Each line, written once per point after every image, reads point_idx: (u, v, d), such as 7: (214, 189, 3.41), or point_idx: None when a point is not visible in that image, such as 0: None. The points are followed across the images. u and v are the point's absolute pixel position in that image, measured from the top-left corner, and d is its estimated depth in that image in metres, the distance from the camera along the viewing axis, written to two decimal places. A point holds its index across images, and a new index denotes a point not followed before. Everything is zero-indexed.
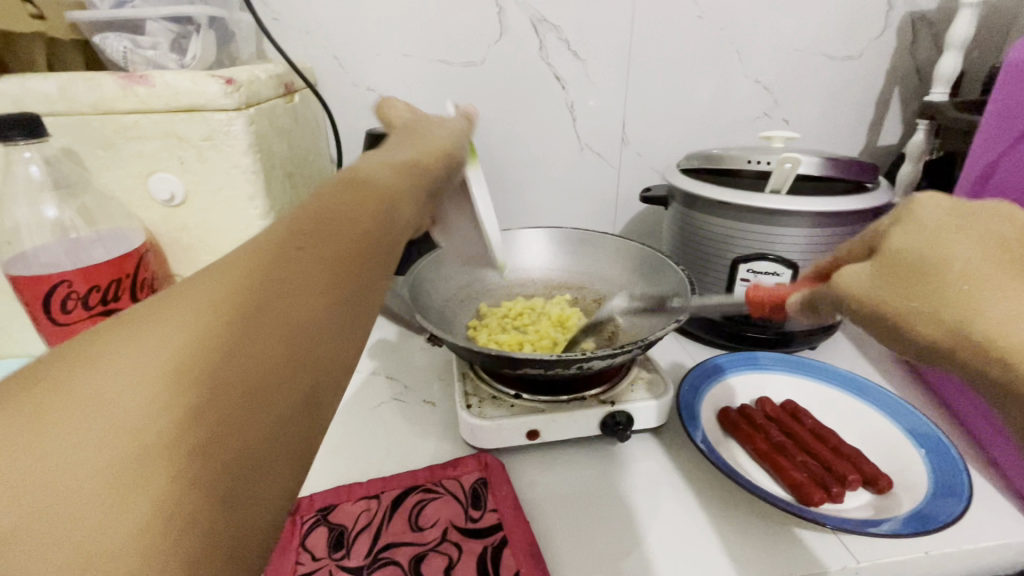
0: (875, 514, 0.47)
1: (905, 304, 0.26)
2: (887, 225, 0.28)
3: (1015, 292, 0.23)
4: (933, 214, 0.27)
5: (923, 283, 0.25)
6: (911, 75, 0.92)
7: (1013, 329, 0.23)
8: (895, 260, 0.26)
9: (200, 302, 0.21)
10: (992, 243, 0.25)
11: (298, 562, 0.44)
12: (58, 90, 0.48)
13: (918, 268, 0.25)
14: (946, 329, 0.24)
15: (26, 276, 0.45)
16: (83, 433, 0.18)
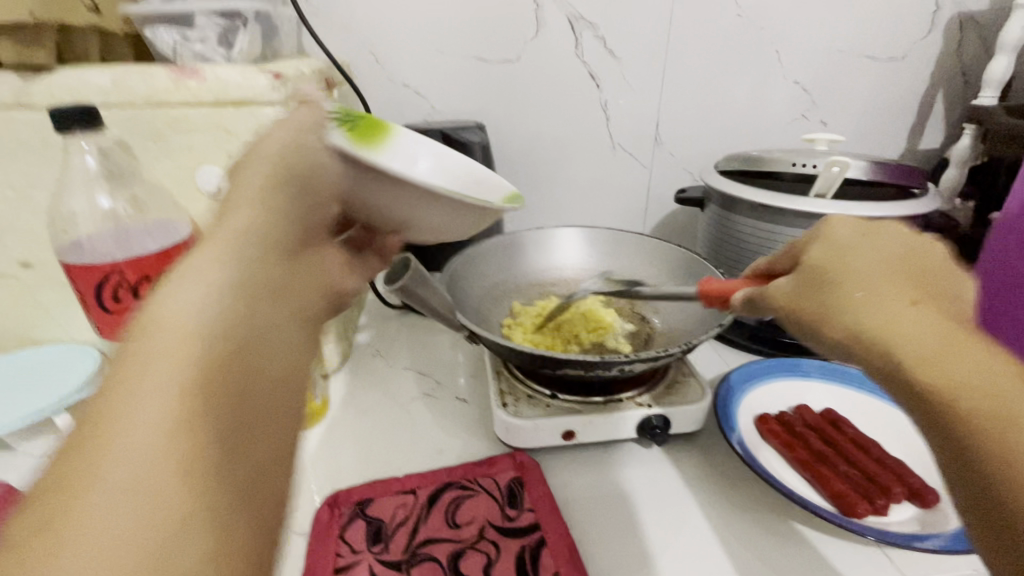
0: (920, 528, 0.46)
1: (811, 301, 0.33)
2: (811, 244, 0.35)
3: (900, 293, 0.29)
4: (842, 232, 0.34)
5: (821, 285, 0.32)
6: (957, 77, 0.89)
7: (891, 319, 0.29)
8: (812, 271, 0.33)
9: (175, 383, 0.23)
10: (888, 257, 0.32)
11: (337, 554, 0.45)
12: (113, 82, 0.49)
13: (821, 275, 0.33)
14: (843, 326, 0.30)
15: (80, 265, 0.46)
16: (124, 536, 0.19)
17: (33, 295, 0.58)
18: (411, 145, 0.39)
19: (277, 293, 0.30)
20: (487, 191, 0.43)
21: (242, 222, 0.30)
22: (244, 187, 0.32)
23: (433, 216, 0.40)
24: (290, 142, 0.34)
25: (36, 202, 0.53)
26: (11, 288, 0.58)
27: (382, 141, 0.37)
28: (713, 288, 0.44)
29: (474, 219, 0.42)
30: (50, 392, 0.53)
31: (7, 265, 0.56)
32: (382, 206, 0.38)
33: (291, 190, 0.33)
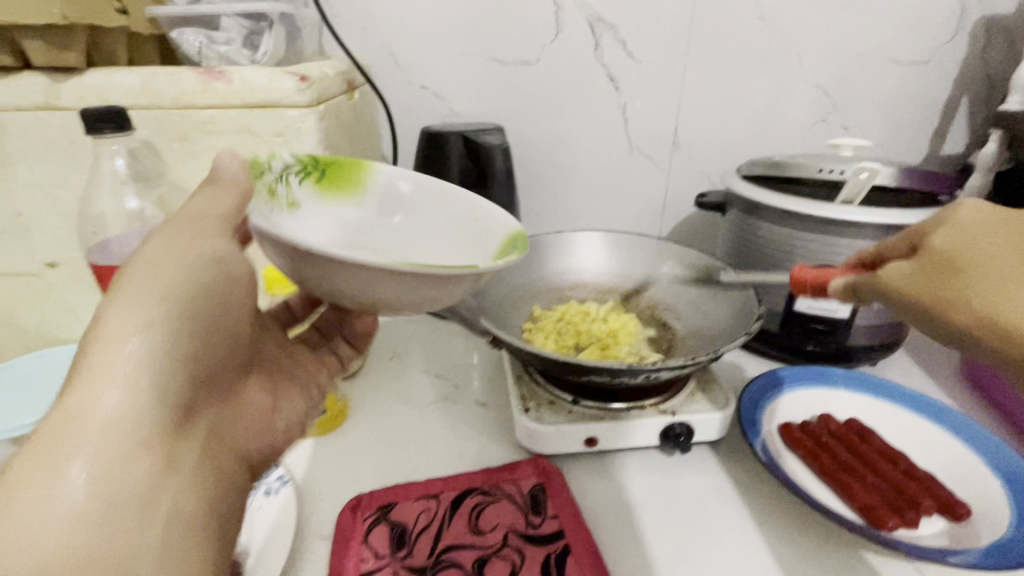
0: (951, 543, 0.45)
1: (925, 287, 0.35)
2: (931, 231, 0.37)
3: (1020, 280, 0.31)
4: (961, 220, 0.35)
5: (939, 272, 0.34)
6: (981, 82, 0.87)
7: (1010, 303, 0.31)
8: (931, 258, 0.35)
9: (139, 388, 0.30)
10: (1010, 243, 0.33)
11: (361, 558, 0.44)
12: (141, 84, 0.49)
13: (938, 262, 0.34)
14: (970, 314, 0.32)
15: (107, 265, 0.46)
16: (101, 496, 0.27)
17: (58, 294, 0.58)
18: (395, 194, 0.46)
19: (196, 394, 0.33)
20: (462, 230, 0.43)
21: (154, 312, 0.31)
22: (142, 263, 0.32)
23: (400, 291, 0.33)
24: (183, 248, 0.33)
25: (63, 203, 0.53)
26: (35, 287, 0.58)
27: (361, 191, 0.45)
28: (808, 276, 0.47)
29: (446, 285, 0.33)
30: None
31: (33, 264, 0.56)
32: (337, 285, 0.33)
33: (215, 296, 0.34)
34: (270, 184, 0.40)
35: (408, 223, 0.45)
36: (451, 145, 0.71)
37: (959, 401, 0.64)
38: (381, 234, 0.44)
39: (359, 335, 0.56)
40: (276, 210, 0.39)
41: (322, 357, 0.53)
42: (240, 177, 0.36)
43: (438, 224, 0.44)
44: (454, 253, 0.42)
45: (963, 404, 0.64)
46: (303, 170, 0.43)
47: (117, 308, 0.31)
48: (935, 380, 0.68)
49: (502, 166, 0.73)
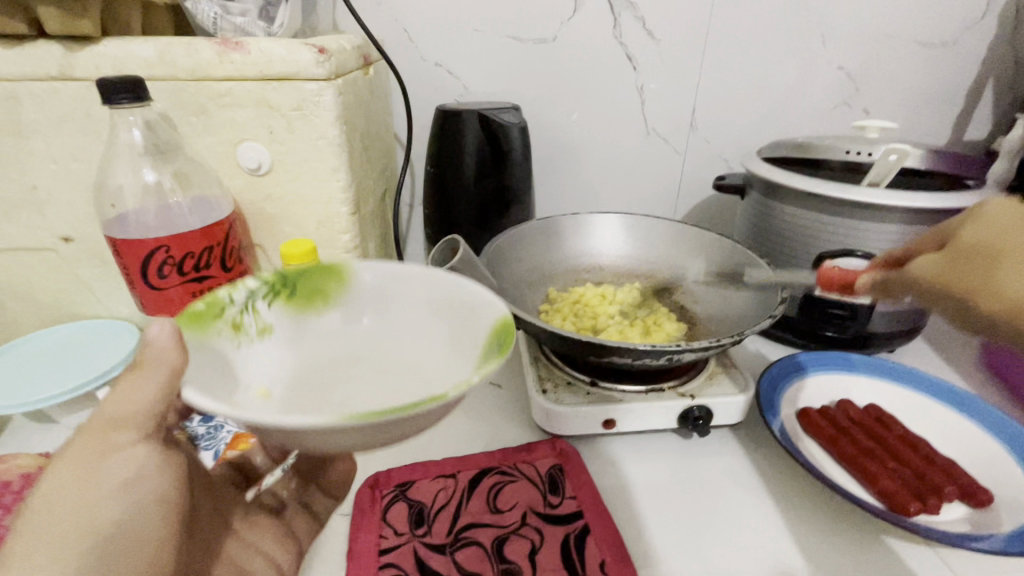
0: (973, 529, 0.45)
1: (971, 277, 0.31)
2: (962, 224, 0.34)
3: None
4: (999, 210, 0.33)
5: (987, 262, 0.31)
6: (1008, 65, 0.85)
7: None
8: (959, 248, 0.33)
9: None
10: None
11: (380, 535, 0.45)
12: (156, 54, 0.48)
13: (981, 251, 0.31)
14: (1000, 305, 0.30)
15: (125, 240, 0.46)
16: None
17: (73, 269, 0.58)
18: (368, 292, 0.39)
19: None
20: (449, 321, 0.36)
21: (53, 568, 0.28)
22: (44, 505, 0.30)
23: (362, 438, 0.27)
24: (85, 485, 0.31)
25: (79, 176, 0.53)
26: (51, 262, 0.57)
27: (332, 299, 0.39)
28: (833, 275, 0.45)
29: (424, 421, 0.28)
30: (93, 366, 0.53)
31: (48, 238, 0.56)
32: (309, 443, 0.27)
33: (125, 538, 0.31)
34: (234, 318, 0.35)
35: (384, 323, 0.39)
36: (467, 123, 0.70)
37: (978, 389, 0.64)
38: (360, 342, 0.38)
39: (338, 484, 0.48)
40: (243, 346, 0.35)
41: (291, 522, 0.45)
42: (173, 351, 0.30)
43: (418, 317, 0.38)
44: (444, 357, 0.35)
45: (982, 391, 0.63)
46: (270, 291, 0.37)
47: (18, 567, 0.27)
48: (954, 367, 0.68)
49: (519, 146, 0.72)
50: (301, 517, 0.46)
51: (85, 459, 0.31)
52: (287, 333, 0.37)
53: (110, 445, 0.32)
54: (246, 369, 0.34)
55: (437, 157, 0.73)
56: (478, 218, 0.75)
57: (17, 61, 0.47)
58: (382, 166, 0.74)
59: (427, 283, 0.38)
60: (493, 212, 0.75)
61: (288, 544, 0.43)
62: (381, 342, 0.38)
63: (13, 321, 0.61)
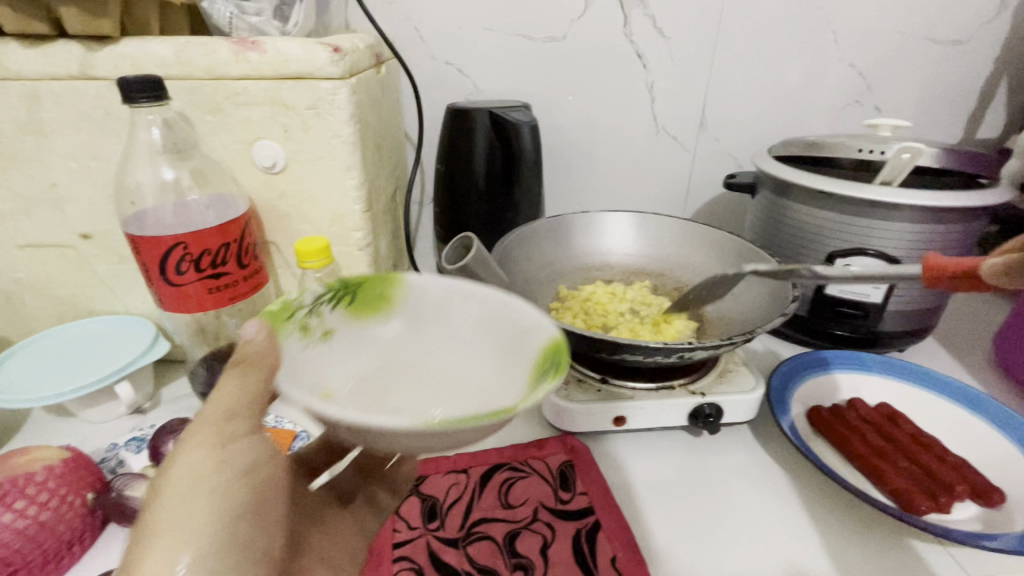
0: (984, 528, 0.45)
1: None
2: None
3: None
4: None
5: None
6: (1022, 63, 0.84)
7: None
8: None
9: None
10: None
11: (394, 529, 0.45)
12: (174, 54, 0.48)
13: None
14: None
15: (144, 237, 0.47)
16: None
17: (91, 265, 0.59)
18: (430, 303, 0.38)
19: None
20: (503, 342, 0.35)
21: (192, 548, 0.29)
22: (173, 489, 0.31)
23: (432, 442, 0.28)
24: (211, 471, 0.32)
25: (97, 174, 0.53)
26: (70, 259, 0.58)
27: (392, 307, 0.38)
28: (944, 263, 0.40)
29: (489, 430, 0.29)
30: (112, 362, 0.54)
31: (66, 235, 0.57)
32: (377, 442, 0.29)
33: (245, 517, 0.32)
34: (301, 321, 0.36)
35: (440, 335, 0.37)
36: (477, 121, 0.70)
37: (989, 388, 0.64)
38: (417, 351, 0.38)
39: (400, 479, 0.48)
40: (311, 349, 0.35)
41: (356, 513, 0.45)
42: (268, 347, 0.33)
43: (471, 333, 0.36)
44: (499, 374, 0.34)
45: (994, 390, 0.63)
46: (333, 296, 0.37)
47: (160, 546, 0.29)
48: (965, 366, 0.67)
49: (530, 144, 0.72)
50: (365, 508, 0.46)
51: (207, 447, 0.32)
52: (352, 338, 0.37)
53: (228, 434, 0.33)
54: (312, 373, 0.34)
55: (448, 156, 0.74)
56: (488, 216, 0.76)
57: (39, 62, 0.48)
58: (393, 164, 0.74)
59: (481, 303, 0.36)
60: (503, 210, 0.75)
61: (357, 535, 0.44)
62: (436, 353, 0.37)
63: (32, 317, 0.62)
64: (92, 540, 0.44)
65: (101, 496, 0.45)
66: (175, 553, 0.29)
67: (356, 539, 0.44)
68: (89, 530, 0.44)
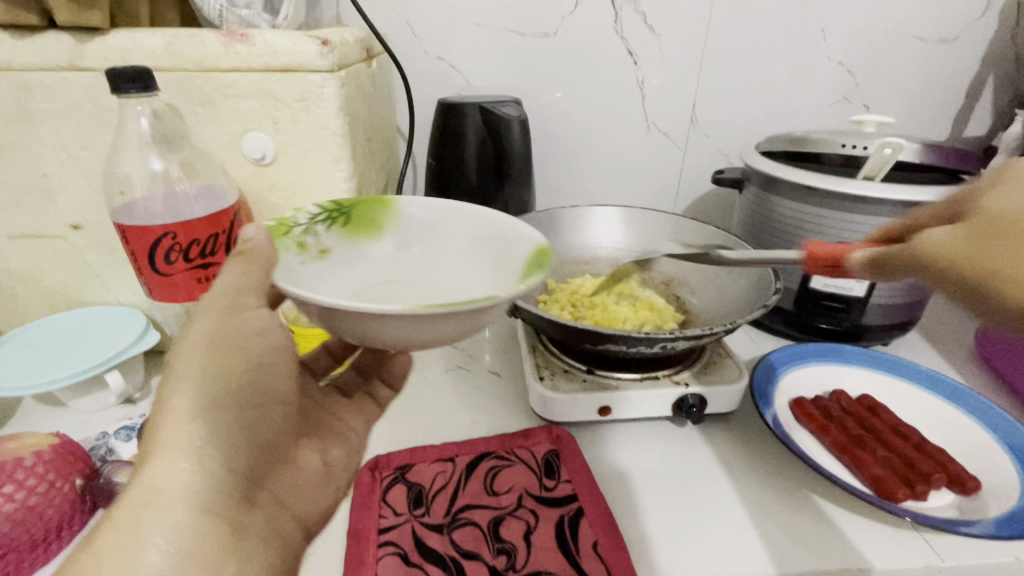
0: (960, 515, 0.46)
1: (996, 258, 0.26)
2: (987, 190, 0.29)
3: None
4: None
5: (1021, 241, 0.26)
6: (1009, 61, 0.85)
7: None
8: (980, 223, 0.28)
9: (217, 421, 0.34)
10: None
11: (380, 515, 0.46)
12: (164, 45, 0.49)
13: (1016, 228, 0.26)
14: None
15: (132, 228, 0.47)
16: (176, 528, 0.30)
17: (82, 256, 0.59)
18: (417, 224, 0.40)
19: (253, 463, 0.37)
20: (494, 252, 0.38)
21: (212, 394, 0.34)
22: (192, 345, 0.34)
23: (424, 330, 0.31)
24: (227, 335, 0.35)
25: (88, 165, 0.54)
26: (61, 250, 0.59)
27: (383, 229, 0.40)
28: (822, 252, 0.39)
29: (472, 320, 0.31)
30: (103, 350, 0.55)
31: (57, 226, 0.57)
32: (376, 335, 0.32)
33: (256, 376, 0.37)
34: (297, 238, 0.37)
35: (431, 252, 0.39)
36: (468, 116, 0.71)
37: (972, 381, 0.65)
38: (406, 268, 0.39)
39: (396, 376, 0.55)
40: (307, 262, 0.36)
41: (360, 404, 0.52)
42: (268, 247, 0.35)
43: (464, 248, 0.39)
44: (491, 278, 0.36)
45: (976, 383, 0.64)
46: (328, 217, 0.39)
47: (183, 389, 0.33)
48: (947, 359, 0.68)
49: (520, 138, 0.72)
50: (369, 402, 0.53)
51: (226, 311, 0.35)
52: (345, 256, 0.38)
53: (240, 306, 0.36)
54: (308, 280, 0.35)
55: (439, 150, 0.74)
56: None
57: (29, 52, 0.48)
58: (384, 158, 0.75)
59: (476, 218, 0.40)
60: (493, 204, 0.76)
61: (360, 420, 0.51)
62: (425, 269, 0.39)
63: (23, 308, 0.63)
64: (80, 526, 0.44)
65: (90, 481, 0.45)
66: (196, 397, 0.33)
67: (365, 425, 0.51)
68: (78, 515, 0.44)
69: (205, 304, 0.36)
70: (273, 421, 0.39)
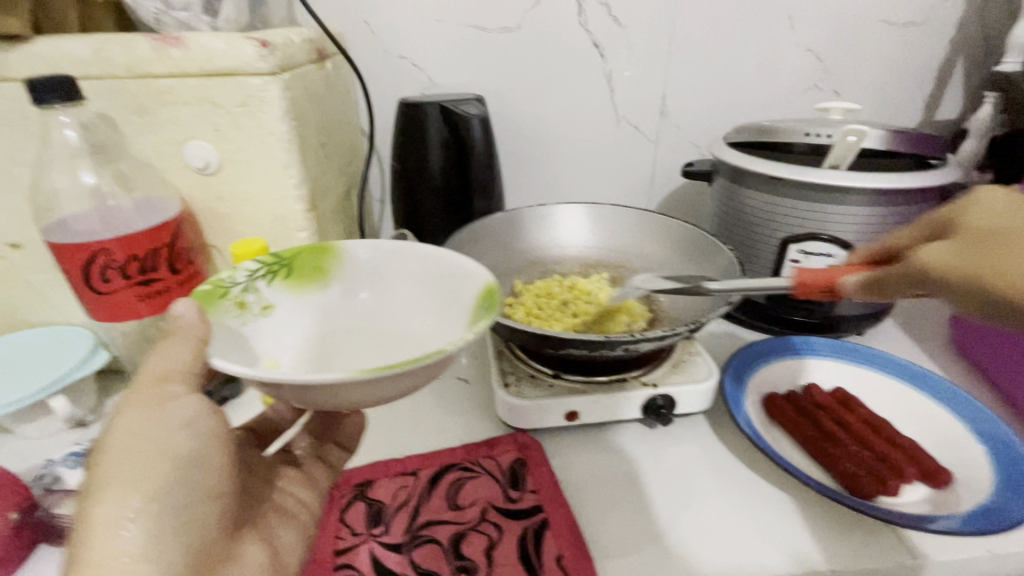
0: (932, 510, 0.45)
1: (987, 261, 0.30)
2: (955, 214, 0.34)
3: None
4: (990, 198, 0.33)
5: (996, 243, 0.30)
6: (978, 44, 0.84)
7: None
8: (971, 234, 0.32)
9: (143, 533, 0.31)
10: None
11: (337, 536, 0.44)
12: (93, 52, 0.46)
13: (985, 233, 0.31)
14: None
15: (64, 246, 0.45)
16: None
17: (23, 276, 0.57)
18: (365, 267, 0.42)
19: (193, 571, 0.33)
20: (440, 290, 0.40)
21: (137, 502, 0.31)
22: (116, 447, 0.33)
23: (374, 392, 0.31)
24: (153, 429, 0.33)
25: (21, 180, 0.51)
26: (0, 270, 0.56)
27: (328, 275, 0.42)
28: (809, 278, 0.42)
29: (424, 374, 0.32)
30: (46, 373, 0.52)
31: None
32: (320, 401, 0.32)
33: (188, 474, 0.34)
34: (237, 297, 0.39)
35: (380, 294, 0.42)
36: (428, 115, 0.68)
37: (948, 371, 0.64)
38: (357, 312, 0.42)
39: (348, 435, 0.50)
40: (248, 322, 0.38)
41: (309, 471, 0.48)
42: (199, 323, 0.34)
43: (410, 289, 0.41)
44: (436, 320, 0.39)
45: (951, 371, 0.64)
46: (268, 271, 0.41)
47: (107, 502, 0.31)
48: (923, 349, 0.68)
49: (482, 137, 0.70)
50: (320, 469, 0.48)
51: (152, 404, 0.34)
52: (293, 309, 0.41)
53: (168, 393, 0.34)
54: (257, 342, 0.38)
55: (401, 151, 0.72)
56: (446, 212, 0.75)
57: None
58: (345, 161, 0.72)
59: (419, 258, 0.42)
60: (461, 205, 0.74)
61: (312, 492, 0.47)
62: (375, 313, 0.42)
63: None
64: (20, 561, 0.42)
65: (28, 514, 0.43)
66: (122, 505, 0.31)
67: (316, 499, 0.46)
68: (16, 550, 0.42)
69: (128, 402, 0.34)
70: (214, 524, 0.36)
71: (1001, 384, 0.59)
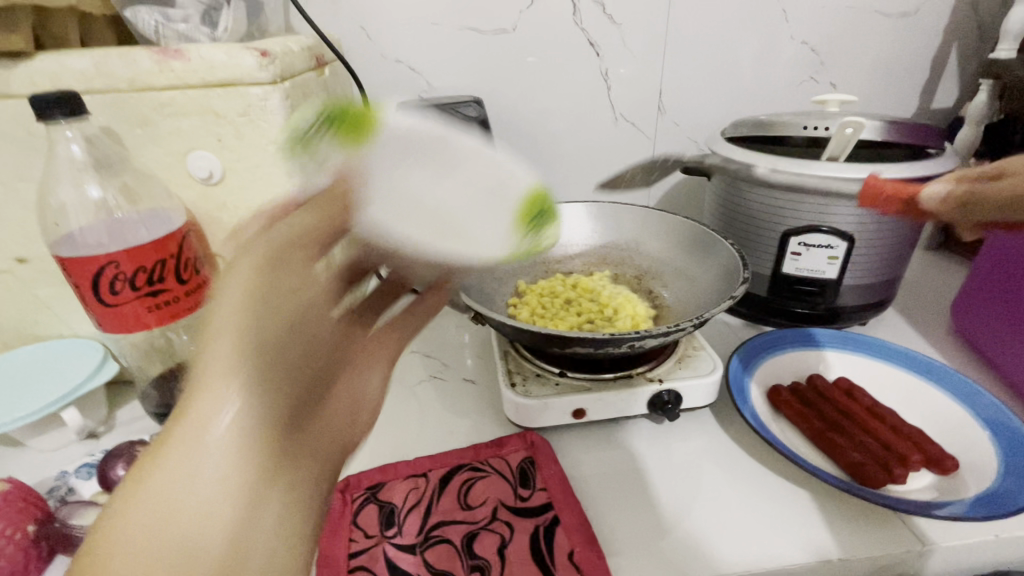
0: (938, 496, 0.46)
1: None
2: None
3: None
4: None
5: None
6: (972, 31, 0.85)
7: None
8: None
9: (236, 451, 0.23)
10: None
11: (350, 539, 0.44)
12: (94, 66, 0.47)
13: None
14: None
15: (73, 259, 0.45)
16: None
17: (30, 290, 0.57)
18: (436, 139, 0.28)
19: (302, 490, 0.25)
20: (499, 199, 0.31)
21: (237, 396, 0.23)
22: (231, 307, 0.25)
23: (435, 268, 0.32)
24: (271, 295, 0.25)
25: (26, 195, 0.52)
26: (7, 284, 0.57)
27: (378, 144, 0.27)
28: (869, 194, 0.46)
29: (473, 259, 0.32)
30: (57, 386, 0.53)
31: (2, 260, 0.55)
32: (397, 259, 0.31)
33: (294, 358, 0.26)
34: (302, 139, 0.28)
35: (454, 177, 0.29)
36: None
37: (951, 358, 0.64)
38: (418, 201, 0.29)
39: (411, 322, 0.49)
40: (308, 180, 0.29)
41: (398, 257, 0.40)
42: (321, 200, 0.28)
43: (480, 195, 0.30)
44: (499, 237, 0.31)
45: (953, 359, 0.64)
46: (324, 121, 0.27)
47: (206, 388, 0.23)
48: (926, 337, 0.68)
49: None
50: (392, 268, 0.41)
51: (281, 261, 0.26)
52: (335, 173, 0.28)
53: (300, 255, 0.27)
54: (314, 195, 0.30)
55: None
56: None
57: None
58: None
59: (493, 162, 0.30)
60: None
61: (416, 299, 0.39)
62: (445, 206, 0.29)
63: None
64: (36, 573, 0.42)
65: (44, 526, 0.44)
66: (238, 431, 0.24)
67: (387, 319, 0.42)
68: (33, 562, 0.42)
69: (246, 250, 0.26)
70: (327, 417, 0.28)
71: (1003, 370, 0.60)
